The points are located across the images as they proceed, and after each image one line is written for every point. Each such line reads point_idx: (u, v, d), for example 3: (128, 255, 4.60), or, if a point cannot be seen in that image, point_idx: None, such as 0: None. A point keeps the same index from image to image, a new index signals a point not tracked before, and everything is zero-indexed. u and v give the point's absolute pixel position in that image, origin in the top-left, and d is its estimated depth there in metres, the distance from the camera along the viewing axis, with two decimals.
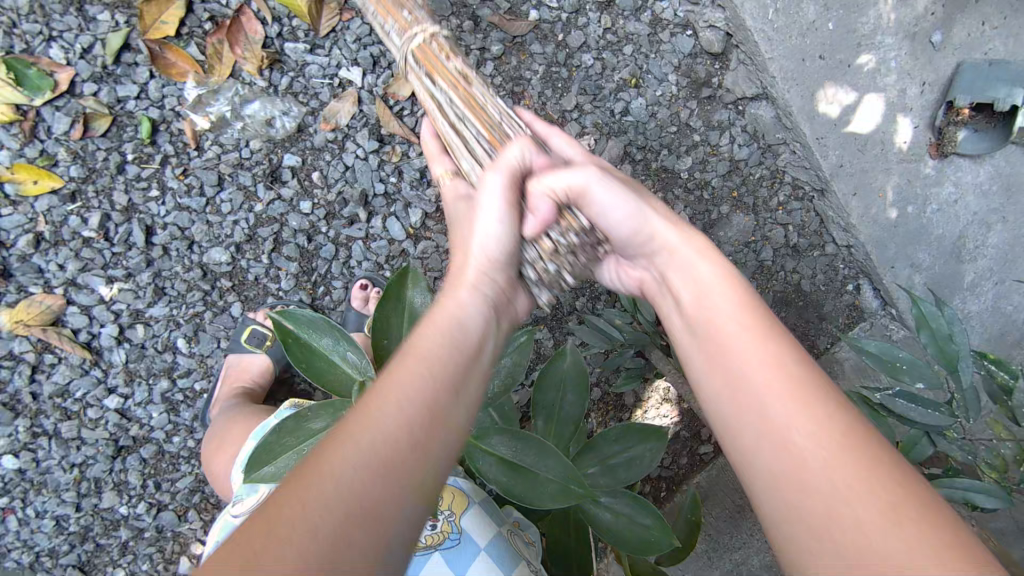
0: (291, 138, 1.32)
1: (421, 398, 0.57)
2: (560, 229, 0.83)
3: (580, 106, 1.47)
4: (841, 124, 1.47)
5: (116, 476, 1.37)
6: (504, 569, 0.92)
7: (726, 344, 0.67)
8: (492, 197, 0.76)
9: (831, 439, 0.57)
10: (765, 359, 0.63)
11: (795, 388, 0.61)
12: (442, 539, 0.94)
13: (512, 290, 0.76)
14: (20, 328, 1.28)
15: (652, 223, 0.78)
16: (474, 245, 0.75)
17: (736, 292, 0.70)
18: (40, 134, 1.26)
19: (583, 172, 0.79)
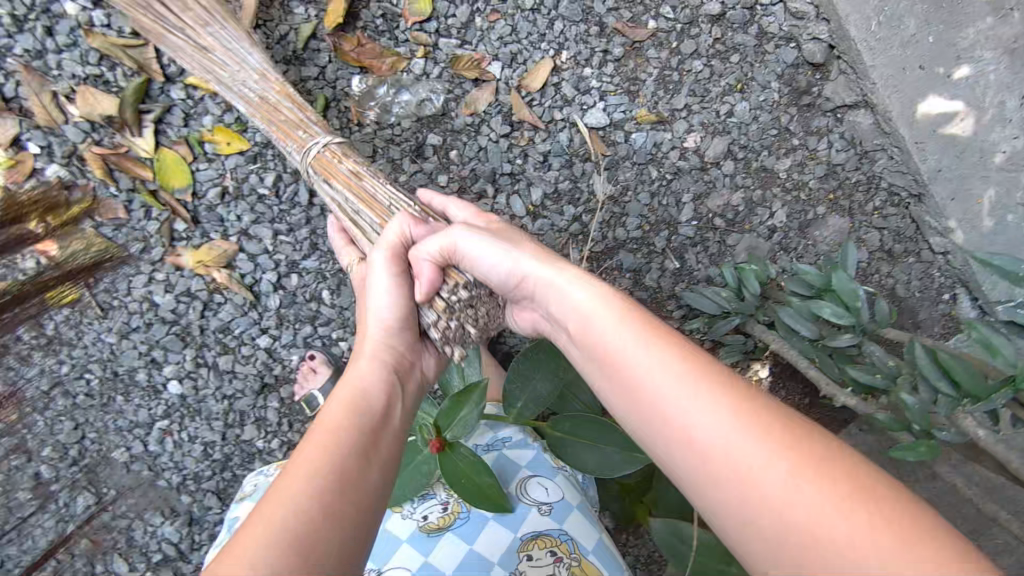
0: (435, 119, 1.55)
1: (327, 473, 0.84)
2: (448, 286, 1.11)
3: (689, 106, 1.62)
4: (939, 128, 1.55)
5: (258, 412, 1.57)
6: (510, 527, 1.18)
7: (661, 412, 0.82)
8: (379, 272, 1.10)
9: (796, 463, 0.74)
10: (707, 412, 0.79)
11: (751, 426, 0.77)
12: (452, 518, 1.21)
13: (409, 352, 1.11)
14: (201, 267, 1.52)
15: (547, 286, 0.98)
16: (373, 318, 1.09)
17: (686, 367, 0.83)
18: (238, 104, 1.50)
19: (450, 234, 1.06)
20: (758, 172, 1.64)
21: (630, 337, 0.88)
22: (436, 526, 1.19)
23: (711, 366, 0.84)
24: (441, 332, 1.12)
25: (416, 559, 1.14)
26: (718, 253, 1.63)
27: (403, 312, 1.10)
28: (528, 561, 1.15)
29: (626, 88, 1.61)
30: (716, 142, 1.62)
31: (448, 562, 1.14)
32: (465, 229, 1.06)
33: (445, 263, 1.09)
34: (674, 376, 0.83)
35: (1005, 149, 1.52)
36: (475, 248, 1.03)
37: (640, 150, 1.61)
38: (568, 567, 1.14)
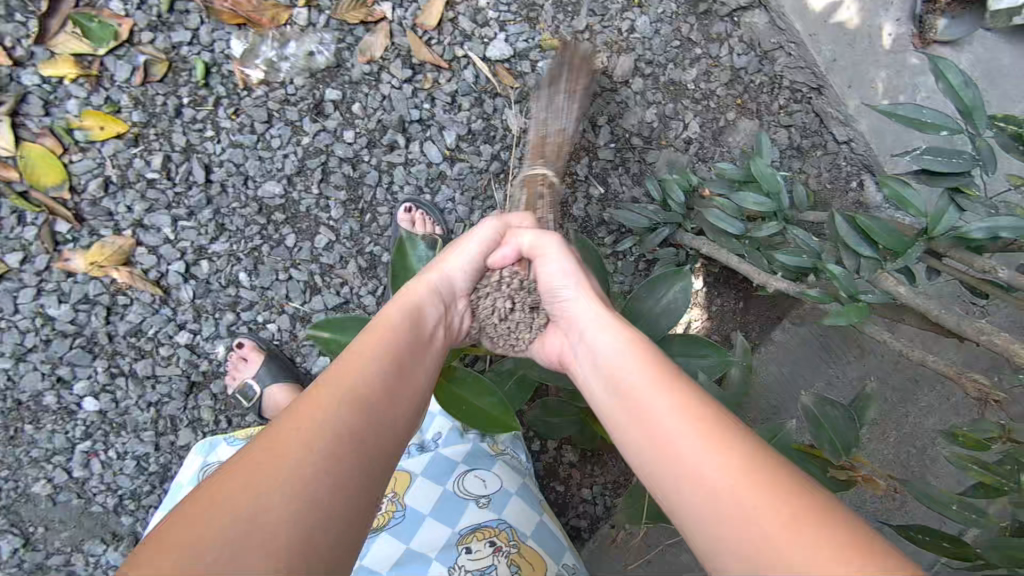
0: (331, 72, 1.44)
1: (324, 451, 0.66)
2: (515, 272, 1.02)
3: (591, 27, 1.58)
4: (829, 18, 1.57)
5: (190, 414, 1.45)
6: (448, 522, 1.10)
7: (659, 436, 0.71)
8: (550, 251, 0.94)
9: (738, 471, 0.65)
10: (673, 415, 0.71)
11: (714, 439, 0.68)
12: (387, 516, 1.12)
13: (453, 310, 0.94)
14: (96, 268, 1.37)
15: (573, 308, 0.90)
16: (444, 261, 0.95)
17: (674, 395, 0.73)
18: (105, 83, 1.36)
19: (552, 238, 0.96)
20: (668, 87, 1.62)
21: (618, 338, 0.82)
22: (370, 526, 1.10)
23: (700, 393, 0.74)
24: (484, 305, 1.00)
25: None
26: (639, 173, 1.61)
27: (474, 271, 0.97)
28: (467, 554, 1.06)
29: (525, 15, 1.55)
30: (623, 61, 1.60)
31: (384, 562, 1.06)
32: (561, 239, 0.95)
33: (528, 257, 0.99)
34: (669, 398, 0.73)
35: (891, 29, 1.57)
36: (552, 253, 0.94)
37: (547, 78, 1.56)
38: (508, 556, 1.06)
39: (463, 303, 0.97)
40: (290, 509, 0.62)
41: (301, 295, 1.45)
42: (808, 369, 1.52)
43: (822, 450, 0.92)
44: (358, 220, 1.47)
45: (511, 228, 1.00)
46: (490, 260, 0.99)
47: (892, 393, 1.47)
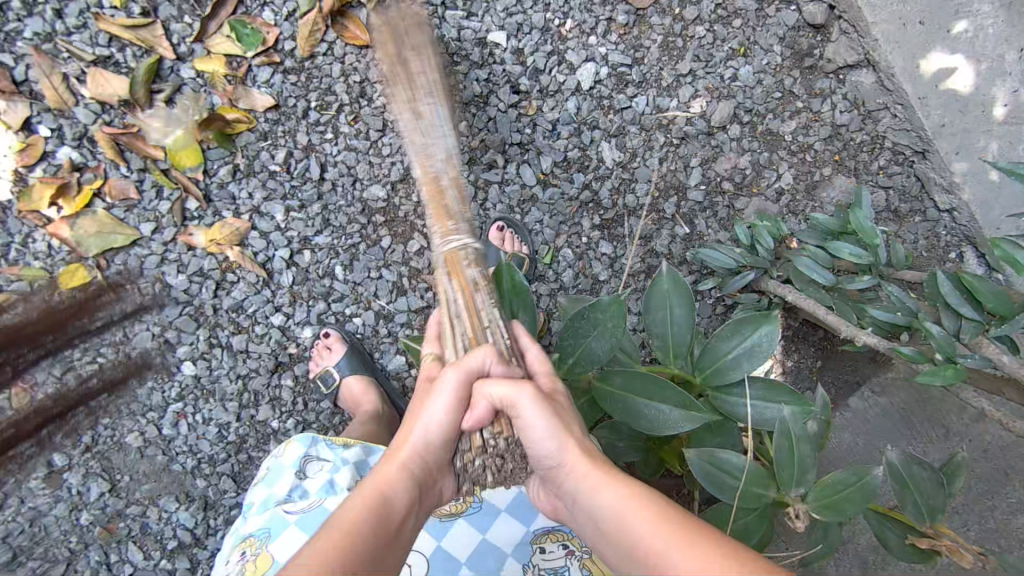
0: (444, 92, 1.55)
1: (357, 549, 0.79)
2: (493, 430, 0.95)
3: (694, 71, 1.63)
4: (940, 82, 1.55)
5: (272, 391, 1.55)
6: (523, 518, 1.18)
7: (638, 543, 0.80)
8: (443, 395, 0.93)
9: None
10: (682, 559, 0.76)
11: (717, 570, 0.74)
12: (465, 506, 1.19)
13: (438, 480, 0.95)
14: (214, 245, 1.51)
15: (568, 454, 0.88)
16: (418, 427, 0.93)
17: (647, 512, 0.82)
18: (248, 82, 1.50)
19: (521, 389, 0.91)
20: (765, 136, 1.64)
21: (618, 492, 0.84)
22: (448, 514, 1.17)
23: (695, 523, 0.81)
24: (470, 468, 0.97)
25: (429, 543, 1.16)
26: (726, 217, 1.62)
27: (448, 435, 0.94)
28: (540, 552, 1.15)
29: (631, 55, 1.61)
30: (721, 107, 1.63)
31: (461, 549, 1.15)
32: (532, 392, 0.91)
33: (501, 407, 0.93)
34: (680, 554, 0.76)
35: (1004, 101, 1.53)
36: (526, 413, 0.89)
37: (645, 115, 1.61)
38: (578, 561, 1.14)
39: (449, 460, 0.96)
40: None
41: (388, 294, 1.54)
42: (885, 441, 1.43)
43: (905, 511, 0.88)
44: None
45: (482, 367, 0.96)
46: (465, 424, 0.94)
47: (978, 482, 1.36)
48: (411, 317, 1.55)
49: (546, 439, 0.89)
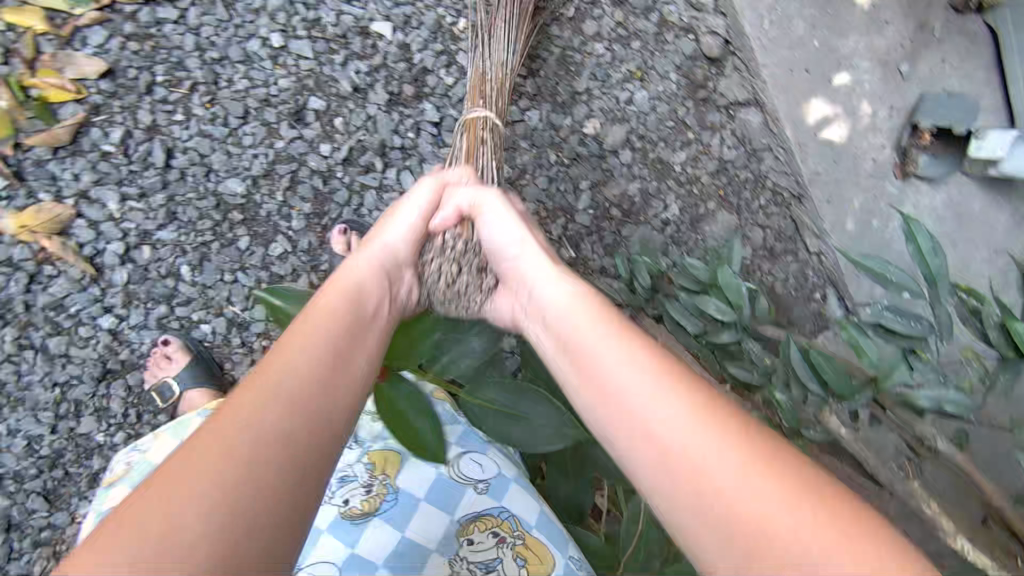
0: (318, 82, 1.39)
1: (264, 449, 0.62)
2: (456, 236, 1.00)
3: (590, 90, 1.58)
4: (818, 133, 1.60)
5: (97, 402, 1.37)
6: (447, 509, 1.00)
7: (630, 411, 0.69)
8: (415, 202, 0.96)
9: (755, 457, 0.63)
10: (687, 429, 0.65)
11: (746, 454, 0.63)
12: (379, 501, 1.00)
13: (401, 279, 0.91)
14: (25, 233, 1.28)
15: (534, 283, 0.87)
16: (381, 240, 0.91)
17: (646, 360, 0.71)
18: (76, 43, 1.27)
19: (469, 194, 0.98)
20: (654, 164, 1.63)
21: (621, 357, 0.72)
22: (360, 512, 0.98)
23: (696, 380, 0.70)
24: (431, 268, 0.98)
25: (339, 550, 0.94)
26: (611, 242, 1.60)
27: (406, 256, 0.93)
28: (469, 545, 0.96)
29: (527, 67, 1.54)
30: (616, 130, 1.59)
31: (378, 552, 0.95)
32: (497, 195, 0.97)
33: (466, 215, 0.99)
34: (682, 407, 0.66)
35: (875, 156, 1.65)
36: (492, 212, 0.95)
37: (538, 130, 1.57)
38: (511, 549, 0.96)
39: (410, 275, 0.94)
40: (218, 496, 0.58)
41: (243, 301, 1.39)
42: None
43: None
44: (318, 235, 1.41)
45: (449, 181, 1.01)
46: (434, 226, 0.97)
47: None
48: (269, 328, 1.40)
49: (506, 241, 0.93)
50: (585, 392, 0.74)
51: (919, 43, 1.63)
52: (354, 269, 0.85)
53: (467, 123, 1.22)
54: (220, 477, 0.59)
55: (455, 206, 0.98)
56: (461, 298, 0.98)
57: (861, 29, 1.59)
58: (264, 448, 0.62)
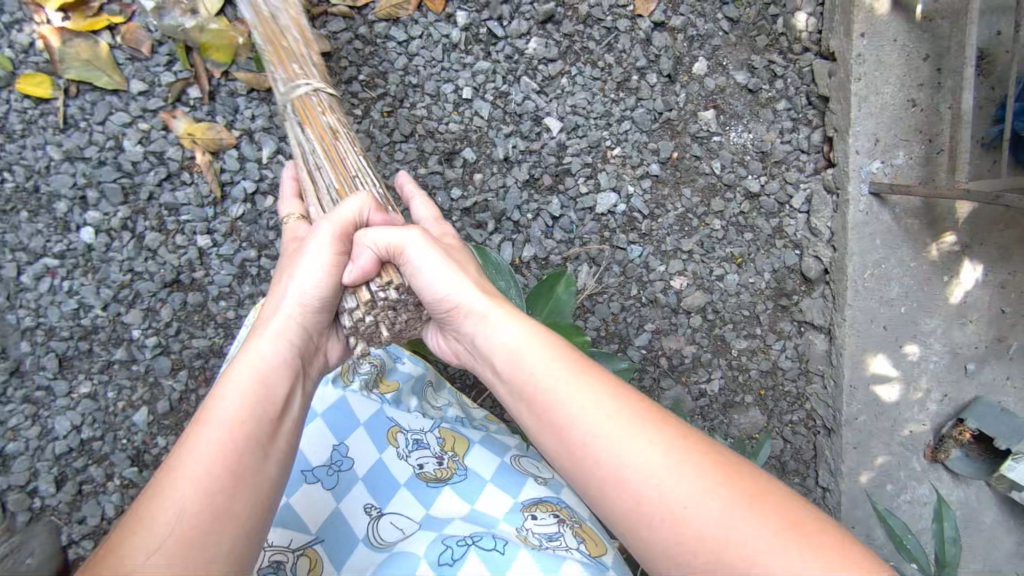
0: (479, 138, 1.54)
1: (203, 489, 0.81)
2: (379, 283, 1.03)
3: (691, 252, 1.68)
4: (871, 385, 1.69)
5: (152, 302, 1.46)
6: (511, 492, 1.19)
7: (590, 458, 0.80)
8: (318, 245, 1.00)
9: (704, 469, 0.77)
10: (645, 455, 0.77)
11: (703, 469, 0.77)
12: (450, 473, 1.22)
13: (318, 327, 1.03)
14: (189, 140, 1.43)
15: (460, 296, 0.97)
16: (293, 293, 1.00)
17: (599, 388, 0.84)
18: (317, 23, 1.45)
19: (408, 232, 1.00)
20: (716, 339, 1.70)
21: (564, 395, 0.83)
22: (434, 477, 1.20)
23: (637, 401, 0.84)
24: (364, 325, 1.04)
25: (418, 510, 1.15)
26: (648, 387, 1.68)
27: (329, 290, 1.01)
28: (532, 518, 1.13)
29: (650, 208, 1.65)
30: (696, 295, 1.68)
31: (452, 513, 1.15)
32: (420, 235, 1.00)
33: (386, 257, 1.01)
34: (622, 428, 0.80)
35: (913, 428, 1.72)
36: (420, 254, 0.98)
37: (633, 263, 1.65)
38: (570, 527, 1.15)
39: (325, 318, 1.04)
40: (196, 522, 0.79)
41: None
42: None
43: None
44: None
45: (360, 220, 1.04)
46: (347, 280, 1.00)
47: None
48: None
49: (436, 292, 0.98)
50: (546, 433, 0.85)
51: (991, 351, 1.72)
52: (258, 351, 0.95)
53: (290, 102, 1.16)
54: (171, 519, 0.79)
55: (369, 255, 1.00)
56: (403, 325, 1.08)
57: (947, 317, 1.69)
58: (222, 468, 0.83)
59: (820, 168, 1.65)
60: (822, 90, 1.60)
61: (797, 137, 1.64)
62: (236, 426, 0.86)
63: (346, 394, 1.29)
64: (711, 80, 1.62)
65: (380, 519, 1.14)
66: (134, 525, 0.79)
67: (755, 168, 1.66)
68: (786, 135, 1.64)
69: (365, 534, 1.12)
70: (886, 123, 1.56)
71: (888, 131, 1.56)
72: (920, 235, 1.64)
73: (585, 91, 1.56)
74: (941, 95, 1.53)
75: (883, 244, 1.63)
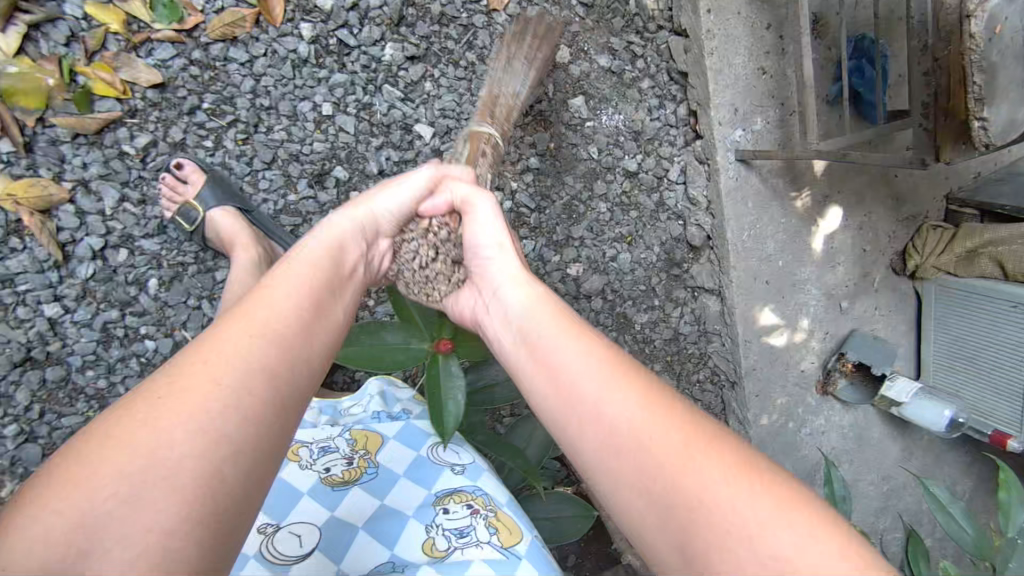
0: (348, 155, 1.45)
1: (199, 428, 0.62)
2: (443, 224, 1.05)
3: (583, 238, 1.69)
4: (763, 337, 1.80)
5: (4, 387, 1.28)
6: (425, 485, 1.11)
7: (578, 397, 0.76)
8: (411, 182, 1.00)
9: (698, 438, 0.69)
10: (631, 408, 0.72)
11: (691, 434, 0.69)
12: (358, 474, 1.13)
13: (373, 247, 0.99)
14: (9, 201, 1.24)
15: (502, 256, 0.97)
16: (371, 203, 0.98)
17: (580, 346, 0.81)
18: (140, 52, 1.30)
19: (480, 197, 1.01)
20: (618, 317, 1.75)
21: (571, 349, 0.81)
22: (341, 480, 1.10)
23: (641, 375, 0.77)
24: (408, 247, 1.04)
25: (321, 514, 1.05)
26: None
27: (402, 215, 1.01)
28: (445, 513, 1.05)
29: (536, 201, 1.65)
30: (594, 278, 1.71)
31: (358, 517, 1.05)
32: (490, 201, 1.01)
33: (457, 208, 1.04)
34: (609, 380, 0.75)
35: (804, 367, 1.85)
36: (480, 215, 1.00)
37: (528, 257, 1.65)
38: (485, 519, 1.05)
39: (386, 243, 1.02)
40: (153, 479, 0.59)
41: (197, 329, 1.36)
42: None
43: None
44: None
45: (451, 175, 1.05)
46: (422, 209, 1.03)
47: None
48: None
49: (494, 236, 0.99)
50: (542, 379, 0.82)
51: (861, 288, 1.89)
52: (308, 250, 0.88)
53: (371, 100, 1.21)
54: (162, 461, 0.60)
55: (446, 201, 1.03)
56: (430, 280, 1.06)
57: (818, 263, 1.82)
58: (225, 408, 0.65)
59: (688, 140, 1.71)
60: (679, 66, 1.66)
61: (664, 113, 1.69)
62: (265, 334, 0.73)
63: None
64: (576, 67, 1.64)
65: (275, 535, 1.01)
66: (131, 429, 0.61)
67: (630, 148, 1.69)
68: (655, 113, 1.69)
69: (256, 553, 0.98)
70: (740, 92, 1.63)
71: (744, 100, 1.64)
72: (785, 191, 1.74)
73: (452, 92, 1.51)
74: (786, 61, 1.63)
75: (755, 206, 1.72)
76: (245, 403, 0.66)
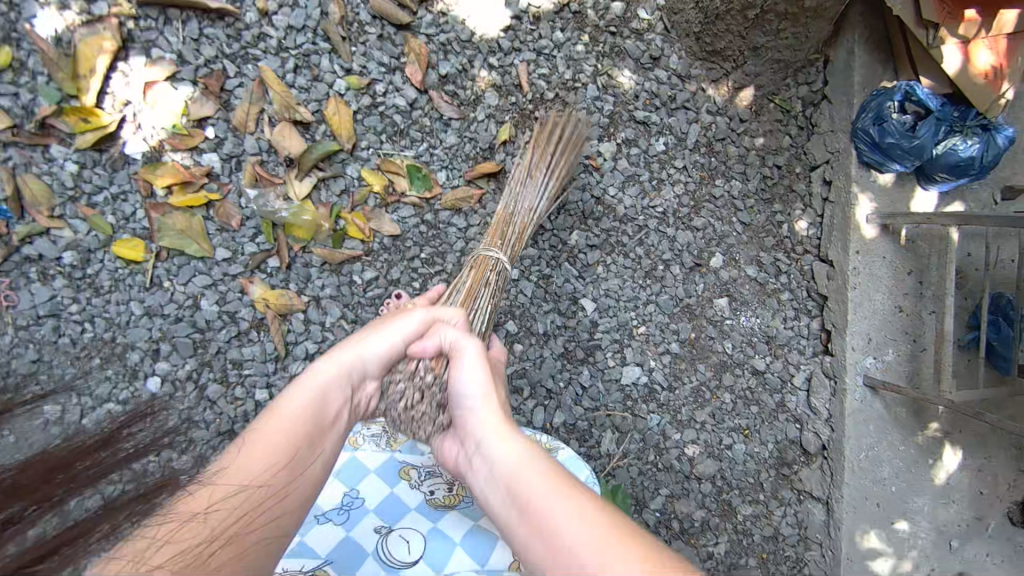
0: (522, 315, 1.73)
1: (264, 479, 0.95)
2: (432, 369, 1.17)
3: (704, 421, 1.81)
4: (863, 557, 1.83)
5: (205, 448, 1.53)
6: None
7: (500, 468, 0.92)
8: (410, 324, 1.17)
9: (581, 494, 0.85)
10: (528, 472, 0.90)
11: (575, 493, 0.85)
12: (456, 498, 1.27)
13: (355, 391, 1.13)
14: (264, 304, 1.57)
15: (474, 400, 1.04)
16: (368, 347, 1.14)
17: (513, 437, 0.97)
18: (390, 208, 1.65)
19: (443, 329, 1.16)
20: (724, 504, 1.80)
21: (499, 437, 0.97)
22: (442, 503, 1.26)
23: (553, 464, 0.93)
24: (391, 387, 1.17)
25: (423, 523, 1.23)
26: None
27: (391, 357, 1.16)
28: None
29: (669, 379, 1.80)
30: (708, 462, 1.80)
31: (454, 533, 1.22)
32: (479, 347, 1.10)
33: (448, 353, 1.15)
34: (525, 459, 0.92)
35: None
36: (468, 359, 1.08)
37: (652, 430, 1.79)
38: None
39: (370, 382, 1.16)
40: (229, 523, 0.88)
41: None
42: None
43: None
44: None
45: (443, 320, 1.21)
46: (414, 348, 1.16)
47: None
48: None
49: (477, 394, 1.04)
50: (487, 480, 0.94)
51: (973, 530, 1.85)
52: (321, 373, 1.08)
53: None
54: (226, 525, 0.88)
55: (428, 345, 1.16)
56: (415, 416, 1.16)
57: (932, 498, 1.85)
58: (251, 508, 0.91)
59: (817, 351, 1.86)
60: (821, 289, 1.84)
61: (799, 323, 1.85)
62: (290, 430, 1.01)
63: (357, 452, 1.30)
64: (725, 272, 1.83)
65: (389, 535, 1.21)
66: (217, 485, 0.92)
67: (761, 349, 1.84)
68: (789, 322, 1.85)
69: (374, 552, 1.19)
70: (874, 325, 1.81)
71: (877, 332, 1.81)
72: (907, 422, 1.84)
73: (617, 277, 1.77)
74: (924, 304, 1.80)
75: (875, 429, 1.83)
76: (277, 480, 0.96)
